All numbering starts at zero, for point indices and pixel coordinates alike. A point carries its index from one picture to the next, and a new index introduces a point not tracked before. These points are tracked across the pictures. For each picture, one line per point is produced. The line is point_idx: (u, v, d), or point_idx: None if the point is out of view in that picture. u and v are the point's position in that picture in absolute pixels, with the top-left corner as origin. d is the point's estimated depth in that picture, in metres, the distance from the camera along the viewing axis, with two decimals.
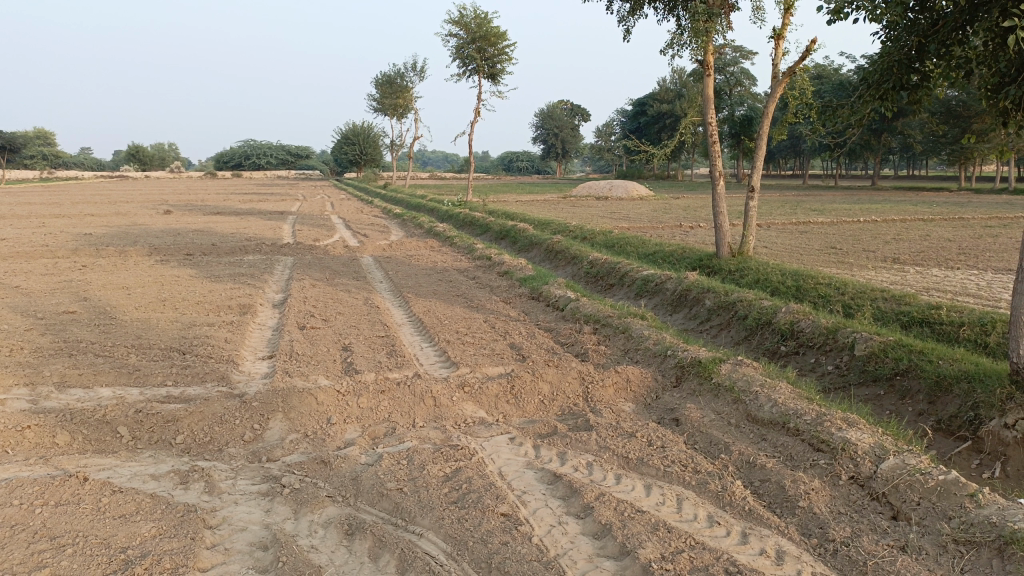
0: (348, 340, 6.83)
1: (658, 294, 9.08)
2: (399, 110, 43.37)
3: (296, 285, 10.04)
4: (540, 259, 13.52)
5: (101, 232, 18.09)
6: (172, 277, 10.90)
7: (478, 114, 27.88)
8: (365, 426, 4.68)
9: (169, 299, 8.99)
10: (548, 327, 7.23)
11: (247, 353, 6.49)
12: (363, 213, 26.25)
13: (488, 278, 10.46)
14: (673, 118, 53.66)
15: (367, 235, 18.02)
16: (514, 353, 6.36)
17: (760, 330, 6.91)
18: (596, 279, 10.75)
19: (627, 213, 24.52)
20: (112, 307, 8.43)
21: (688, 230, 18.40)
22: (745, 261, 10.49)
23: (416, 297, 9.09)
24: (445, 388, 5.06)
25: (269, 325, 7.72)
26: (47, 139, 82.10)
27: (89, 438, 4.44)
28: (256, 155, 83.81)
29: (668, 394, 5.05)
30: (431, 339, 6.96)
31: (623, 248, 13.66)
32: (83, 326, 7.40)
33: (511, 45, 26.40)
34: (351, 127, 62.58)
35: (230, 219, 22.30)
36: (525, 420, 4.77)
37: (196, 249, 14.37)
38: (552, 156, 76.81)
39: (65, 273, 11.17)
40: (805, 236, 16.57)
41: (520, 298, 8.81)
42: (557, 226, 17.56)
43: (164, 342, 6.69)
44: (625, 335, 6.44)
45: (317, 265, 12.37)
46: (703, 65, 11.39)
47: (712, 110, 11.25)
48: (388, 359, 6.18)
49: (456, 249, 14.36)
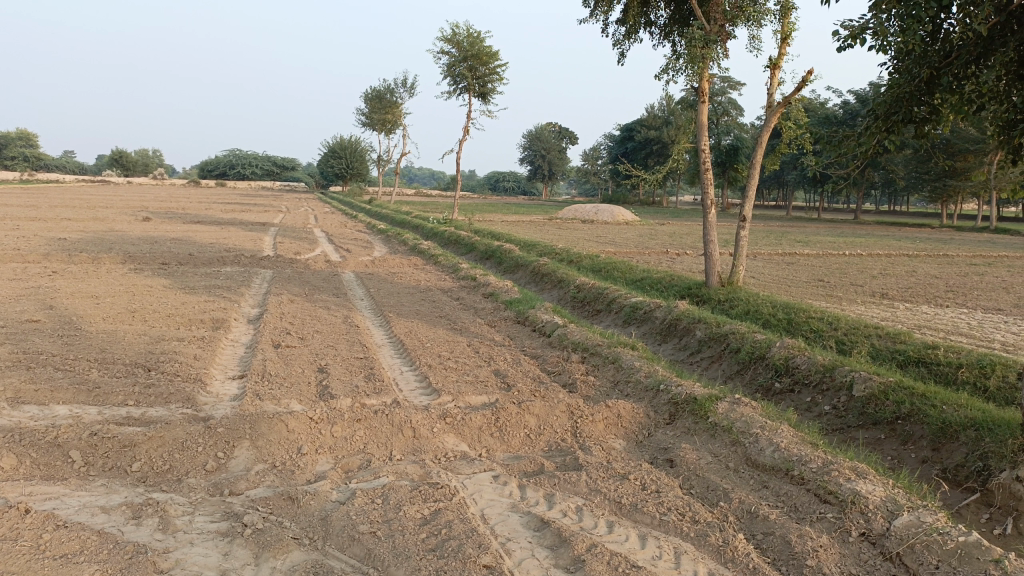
0: (324, 361, 6.51)
1: (647, 322, 8.83)
2: (387, 125, 43.19)
3: (273, 300, 9.71)
4: (525, 281, 13.28)
5: (75, 238, 17.62)
6: (145, 287, 10.52)
7: (467, 132, 27.74)
8: (338, 457, 4.37)
9: (139, 310, 8.62)
10: (535, 354, 6.95)
11: (217, 372, 6.15)
12: (347, 228, 25.94)
13: (472, 299, 10.18)
14: (660, 145, 53.91)
15: (350, 250, 17.71)
16: (499, 380, 6.07)
17: (753, 364, 6.67)
18: (583, 304, 10.51)
19: (613, 237, 24.43)
20: (78, 317, 8.05)
21: (675, 257, 18.25)
22: (735, 291, 10.29)
23: (397, 317, 8.79)
24: (425, 419, 4.76)
25: (242, 342, 7.38)
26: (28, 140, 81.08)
27: (37, 462, 4.08)
28: (241, 165, 83.28)
29: (661, 432, 4.78)
30: (412, 364, 6.65)
31: (610, 274, 13.44)
32: (45, 337, 7.02)
33: (502, 65, 26.33)
34: (338, 140, 62.35)
35: (211, 229, 21.91)
36: (509, 456, 4.48)
37: (172, 259, 13.98)
38: (539, 177, 76.95)
39: (34, 279, 10.76)
40: (792, 268, 16.46)
41: (505, 321, 8.54)
42: (543, 248, 17.35)
43: (130, 357, 6.33)
44: (614, 365, 6.18)
45: (296, 279, 12.04)
46: (698, 92, 11.26)
47: (706, 137, 11.09)
48: (365, 384, 5.87)
49: (441, 267, 14.07)
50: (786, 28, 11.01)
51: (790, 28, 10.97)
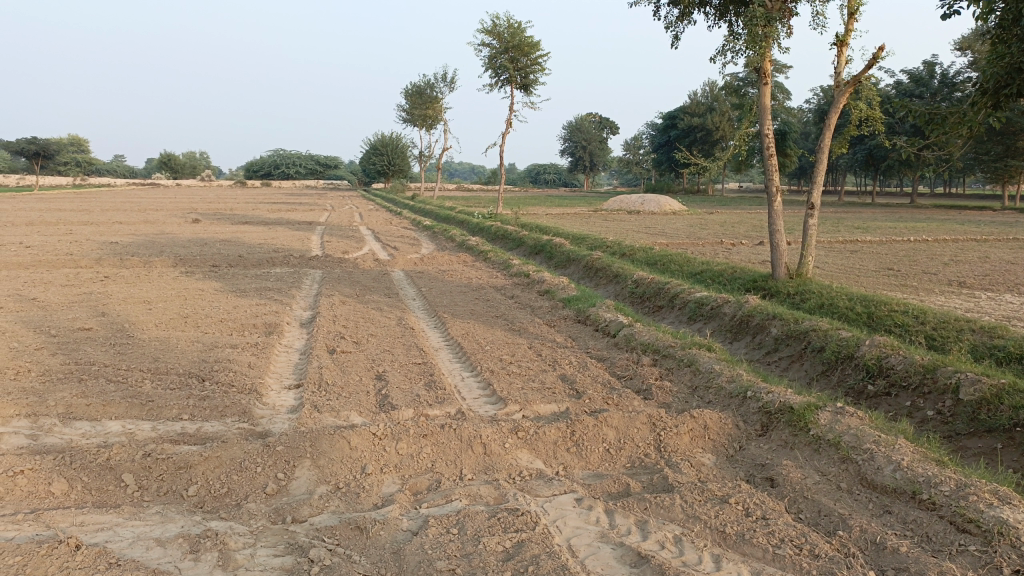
0: (381, 368, 6.20)
1: (714, 319, 8.36)
2: (428, 120, 43.05)
3: (325, 302, 9.47)
4: (579, 276, 12.87)
5: (127, 241, 17.75)
6: (196, 290, 10.39)
7: (510, 125, 27.35)
8: (406, 476, 4.04)
9: (191, 315, 8.44)
10: (602, 356, 6.55)
11: (272, 382, 5.88)
12: (393, 225, 25.78)
13: (527, 297, 9.80)
14: (703, 132, 52.70)
15: (397, 247, 17.50)
16: (568, 387, 5.69)
17: (841, 365, 6.21)
18: (643, 299, 10.08)
19: (662, 228, 23.80)
20: (130, 324, 7.90)
21: (730, 247, 17.61)
22: (805, 283, 9.76)
23: (452, 318, 8.46)
24: (496, 432, 4.39)
25: (296, 348, 7.13)
26: (80, 147, 83.48)
27: (89, 486, 3.82)
28: (285, 165, 84.30)
29: (755, 446, 4.37)
30: (472, 368, 6.31)
31: (667, 266, 12.95)
32: (97, 346, 6.85)
33: (545, 55, 25.87)
34: (380, 137, 62.55)
35: (258, 229, 21.94)
36: (590, 473, 4.09)
37: (221, 260, 13.91)
38: (580, 169, 76.21)
39: (86, 284, 10.71)
40: (856, 257, 15.74)
41: (566, 321, 8.14)
42: (593, 241, 16.88)
43: (184, 366, 6.12)
44: (691, 369, 5.74)
45: (347, 279, 11.82)
46: (760, 73, 10.67)
47: (769, 121, 10.50)
48: (427, 392, 5.54)
49: (491, 263, 13.77)
50: (853, 2, 10.35)
51: (858, 2, 10.30)
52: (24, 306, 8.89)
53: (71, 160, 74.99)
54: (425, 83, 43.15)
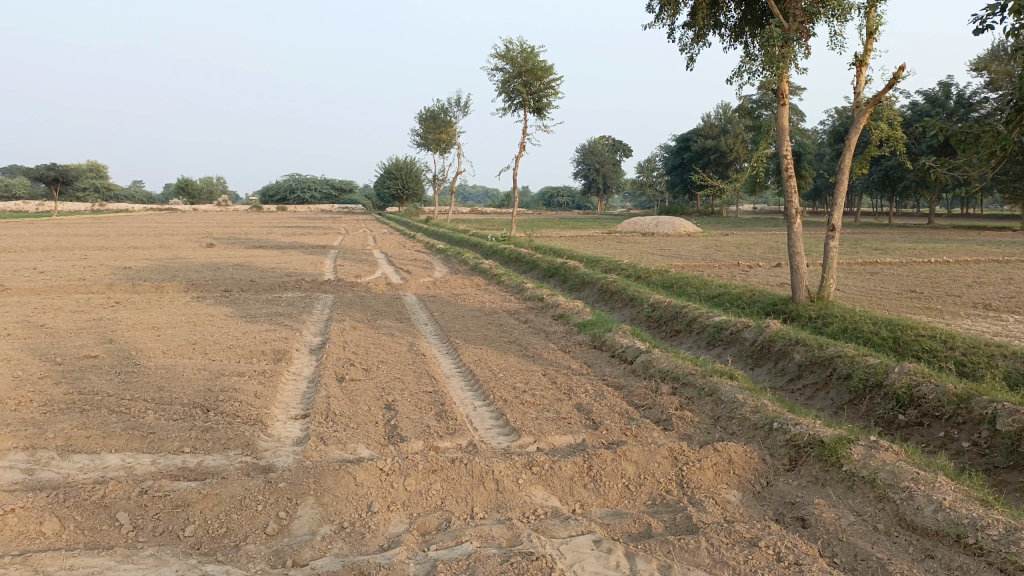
0: (391, 397, 6.01)
1: (734, 345, 8.13)
2: (442, 144, 43.20)
3: (336, 327, 9.32)
4: (593, 300, 12.67)
5: (140, 266, 17.75)
6: (206, 316, 10.29)
7: (523, 148, 27.33)
8: (414, 515, 3.83)
9: (199, 342, 8.30)
10: (619, 385, 6.33)
11: (278, 411, 5.71)
12: (406, 249, 25.69)
13: (541, 322, 9.60)
14: (717, 154, 52.55)
15: (410, 271, 17.38)
16: (584, 417, 5.46)
17: (869, 394, 5.97)
18: (660, 323, 9.86)
19: (677, 251, 23.57)
20: (137, 351, 7.77)
21: (747, 269, 17.36)
22: (826, 306, 9.51)
23: (465, 344, 8.27)
24: (509, 467, 4.18)
25: (304, 375, 6.95)
26: (99, 173, 84.75)
27: (81, 526, 3.64)
28: (301, 190, 84.94)
29: (784, 482, 4.14)
30: (485, 397, 6.11)
31: (684, 289, 12.72)
32: (102, 375, 6.71)
33: (558, 78, 25.88)
34: (394, 161, 62.89)
35: (272, 253, 21.93)
36: (609, 512, 3.87)
37: (233, 285, 13.83)
38: (593, 191, 76.18)
39: (96, 311, 10.63)
40: (877, 279, 15.45)
41: (581, 347, 7.92)
42: (608, 264, 16.68)
43: (188, 396, 5.95)
44: (713, 399, 5.51)
45: (358, 304, 11.67)
46: (777, 93, 10.50)
47: (787, 142, 10.31)
48: (437, 423, 5.35)
49: (504, 287, 13.61)
50: (871, 22, 10.19)
51: (877, 21, 10.14)
52: (32, 333, 8.79)
53: (89, 186, 75.92)
54: (438, 108, 43.35)
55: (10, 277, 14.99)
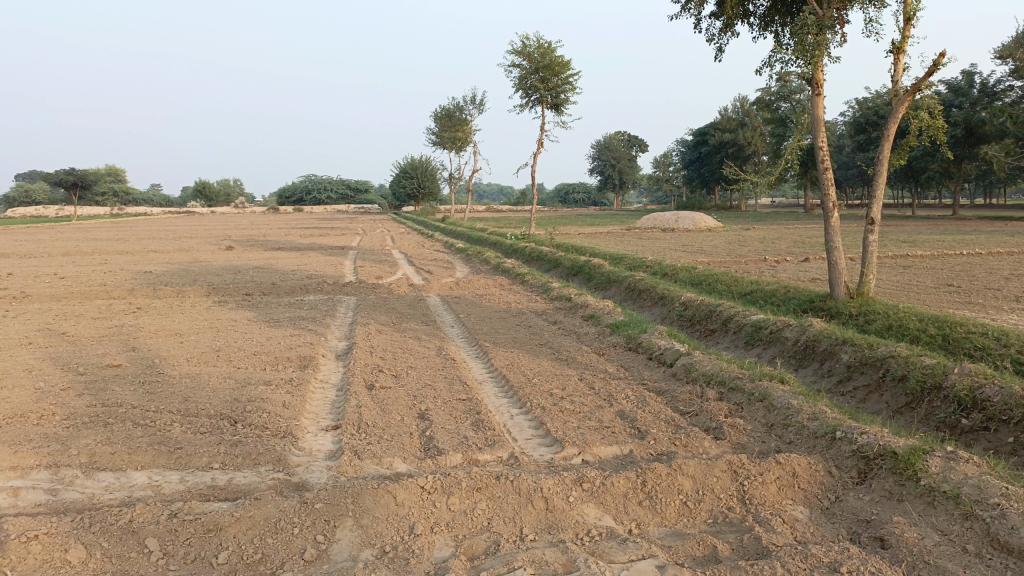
0: (424, 405, 5.77)
1: (775, 345, 7.82)
2: (457, 143, 43.02)
3: (362, 331, 9.11)
4: (621, 298, 12.39)
5: (160, 270, 17.67)
6: (229, 321, 10.12)
7: (541, 145, 27.04)
8: (459, 537, 3.58)
9: (223, 349, 8.11)
10: (661, 389, 6.05)
11: (308, 422, 5.49)
12: (425, 248, 25.49)
13: (571, 323, 9.32)
14: (735, 147, 51.90)
15: (431, 271, 17.17)
16: (628, 425, 5.19)
17: (927, 397, 5.67)
18: (693, 322, 9.58)
19: (700, 246, 23.21)
20: (161, 359, 7.59)
21: (774, 265, 16.98)
22: (867, 303, 9.19)
23: (495, 347, 8.02)
24: (558, 484, 3.92)
25: (332, 383, 6.73)
26: (118, 177, 85.53)
27: (108, 554, 3.43)
28: (317, 190, 85.14)
29: (854, 497, 3.88)
30: (521, 404, 5.85)
31: (713, 286, 12.40)
32: (126, 385, 6.53)
33: (576, 74, 25.55)
34: (410, 161, 62.82)
35: (291, 255, 21.79)
36: (670, 532, 3.60)
37: (254, 288, 13.68)
38: (609, 187, 75.66)
39: (118, 317, 10.50)
40: (910, 273, 15.03)
41: (615, 349, 7.64)
42: (632, 261, 16.36)
43: (215, 407, 5.74)
44: (764, 405, 5.22)
45: (382, 306, 11.46)
46: (812, 83, 10.14)
47: (823, 133, 9.95)
48: (475, 433, 5.09)
49: (529, 287, 13.34)
50: (908, 6, 9.82)
51: (913, 6, 9.77)
52: (54, 341, 8.65)
53: (108, 191, 76.56)
54: (453, 106, 43.16)
55: (32, 283, 14.94)
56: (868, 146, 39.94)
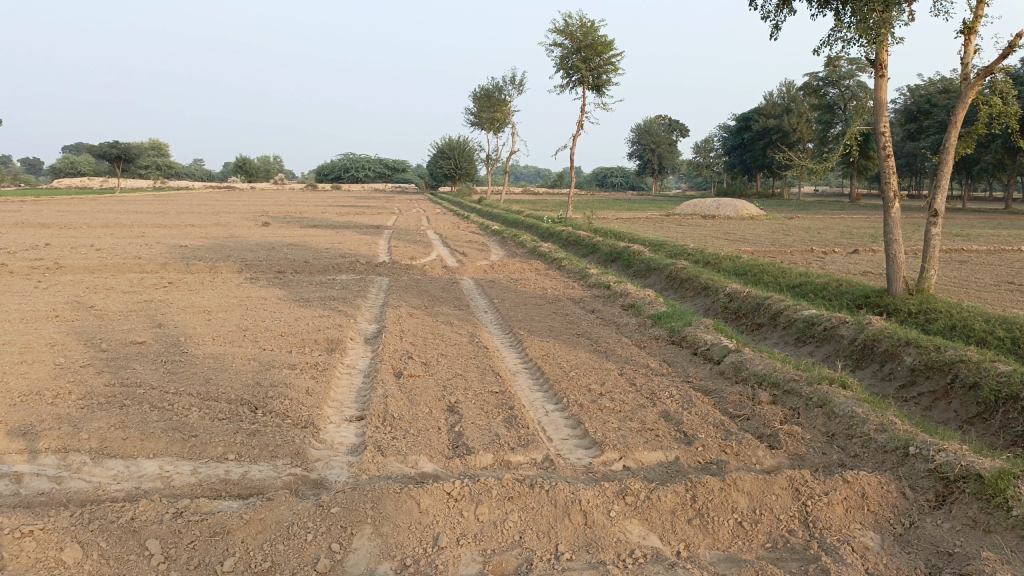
0: (454, 398, 5.42)
1: (828, 343, 7.34)
2: (496, 123, 42.54)
3: (392, 314, 8.81)
4: (661, 287, 11.94)
5: (196, 244, 17.62)
6: (258, 298, 9.90)
7: (581, 127, 26.47)
8: (488, 552, 3.22)
9: (250, 328, 7.86)
10: (708, 389, 5.63)
11: (332, 412, 5.19)
12: (460, 229, 25.18)
13: (610, 312, 8.89)
14: (779, 134, 50.56)
15: (466, 253, 16.83)
16: (673, 428, 4.79)
17: (1002, 407, 5.19)
18: (738, 315, 9.12)
19: (742, 234, 22.55)
20: (186, 338, 7.37)
21: (822, 256, 16.31)
22: (928, 300, 8.69)
23: (529, 335, 7.65)
24: (598, 496, 3.54)
25: (359, 369, 6.43)
26: (161, 151, 86.89)
27: (106, 555, 3.14)
28: (355, 168, 85.37)
29: (933, 524, 3.46)
30: (557, 400, 5.48)
31: (759, 277, 11.88)
32: (147, 365, 6.29)
33: (619, 54, 24.90)
34: (447, 140, 62.55)
35: (326, 233, 21.64)
36: (725, 557, 3.21)
37: (287, 266, 13.48)
38: (648, 172, 74.52)
39: (148, 291, 10.34)
40: (968, 269, 14.29)
41: (657, 342, 7.22)
42: (672, 248, 15.82)
43: (235, 391, 5.46)
44: (824, 412, 4.79)
45: (414, 288, 11.17)
46: (874, 64, 9.52)
47: (886, 118, 9.34)
48: (508, 431, 4.74)
49: (565, 272, 12.95)
50: None
51: None
52: (81, 315, 8.49)
53: (151, 163, 77.72)
54: (493, 86, 42.67)
55: (68, 254, 14.97)
56: (919, 135, 38.56)
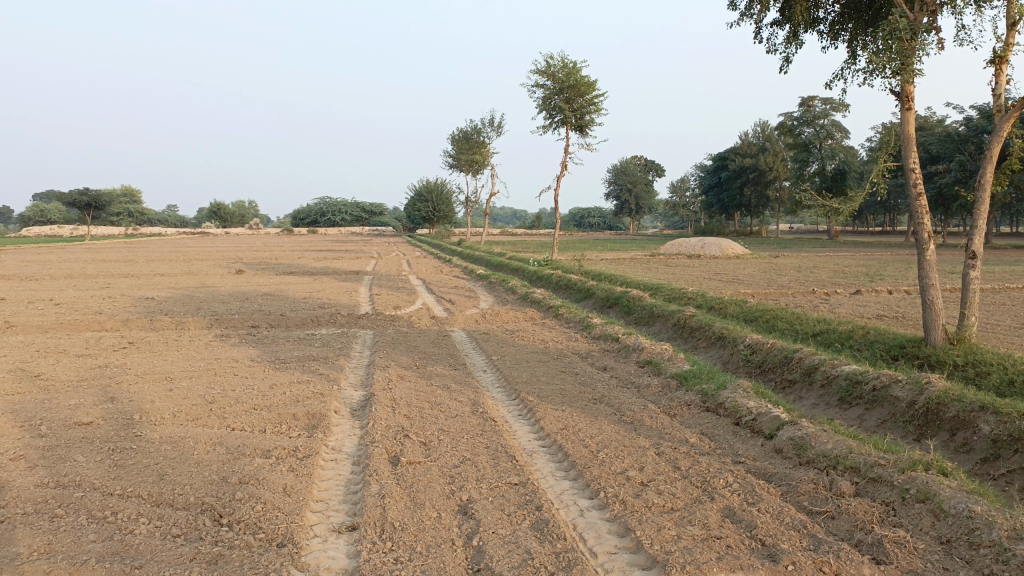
0: (466, 494, 4.43)
1: (881, 406, 6.46)
2: (474, 165, 42.03)
3: (380, 378, 7.81)
4: (669, 337, 11.07)
5: (164, 296, 16.51)
6: (229, 361, 8.84)
7: (565, 167, 25.87)
8: None
9: (218, 400, 6.80)
10: (769, 473, 4.71)
11: (318, 520, 4.18)
12: (443, 273, 24.35)
13: (625, 371, 7.97)
14: (756, 172, 50.56)
15: (453, 301, 15.91)
16: (746, 535, 3.83)
17: None
18: (764, 370, 8.25)
19: (735, 275, 21.85)
20: (142, 415, 6.30)
21: (827, 298, 15.58)
22: (973, 350, 7.89)
23: (541, 403, 6.67)
24: None
25: (347, 454, 5.41)
26: (131, 197, 85.91)
27: None
28: (331, 212, 84.43)
29: None
30: (591, 493, 4.50)
31: (773, 324, 11.05)
32: (90, 454, 5.22)
33: (602, 94, 24.40)
34: (425, 183, 62.04)
35: (303, 281, 20.61)
36: None
37: (263, 320, 12.42)
38: (625, 211, 74.48)
39: (105, 354, 9.25)
40: (983, 309, 13.58)
41: (690, 409, 6.29)
42: (670, 292, 15.02)
43: (194, 493, 4.43)
44: (929, 510, 3.93)
45: (402, 344, 10.19)
46: (900, 95, 8.85)
47: (915, 154, 8.63)
48: (542, 544, 3.75)
49: (563, 322, 12.05)
50: None
51: None
52: (23, 387, 7.37)
53: (123, 211, 76.41)
54: (471, 128, 42.23)
55: (23, 310, 13.78)
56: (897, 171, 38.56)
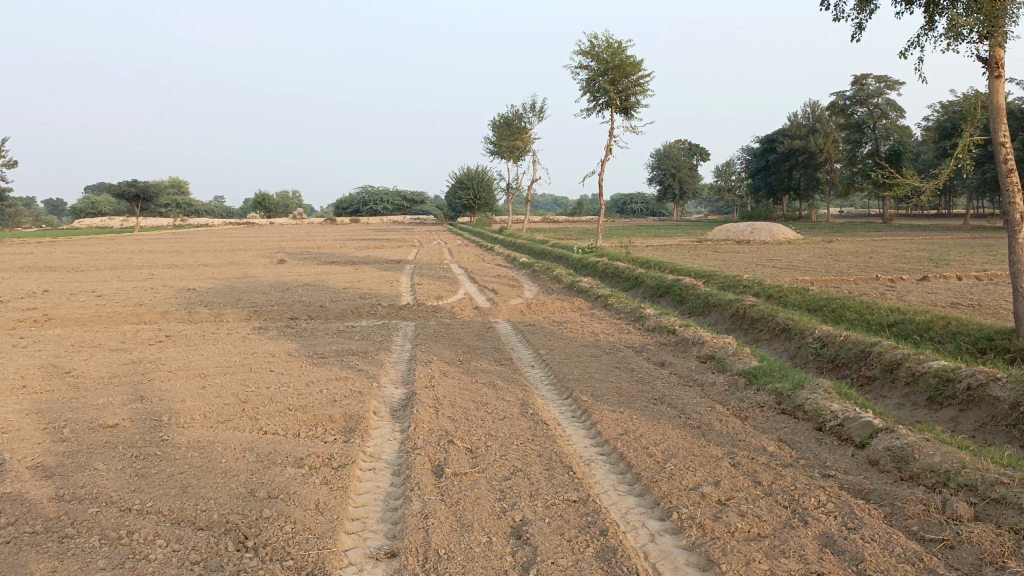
0: (519, 514, 3.91)
1: (978, 408, 5.76)
2: (515, 152, 41.40)
3: (422, 374, 7.34)
4: (727, 327, 10.41)
5: (206, 287, 16.32)
6: (266, 356, 8.46)
7: (609, 151, 25.09)
8: None
9: (252, 399, 6.40)
10: (866, 489, 4.10)
11: (351, 544, 3.69)
12: (485, 261, 23.83)
13: (685, 367, 7.36)
14: (805, 155, 48.85)
15: (496, 290, 15.40)
16: (852, 570, 3.24)
17: None
18: (837, 365, 7.57)
19: (789, 261, 20.95)
20: (171, 416, 5.91)
21: (892, 285, 14.68)
22: None
23: (598, 403, 6.11)
24: None
25: (387, 462, 4.93)
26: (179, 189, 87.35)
27: None
28: (373, 201, 84.60)
29: None
30: (663, 512, 3.94)
31: (840, 314, 10.30)
32: (111, 462, 4.82)
33: (648, 74, 23.53)
34: (466, 171, 61.57)
35: (345, 270, 20.30)
36: None
37: (303, 311, 12.06)
38: (669, 197, 73.10)
39: (139, 348, 8.95)
40: None
41: (763, 411, 5.68)
42: (724, 279, 14.29)
43: (219, 510, 3.99)
44: None
45: (445, 337, 9.71)
46: (988, 61, 8.00)
47: (1005, 126, 7.79)
48: None
49: (613, 312, 11.46)
50: None
51: None
52: (52, 385, 7.07)
53: (171, 202, 77.69)
54: (513, 115, 41.54)
55: (65, 302, 13.67)
56: None
